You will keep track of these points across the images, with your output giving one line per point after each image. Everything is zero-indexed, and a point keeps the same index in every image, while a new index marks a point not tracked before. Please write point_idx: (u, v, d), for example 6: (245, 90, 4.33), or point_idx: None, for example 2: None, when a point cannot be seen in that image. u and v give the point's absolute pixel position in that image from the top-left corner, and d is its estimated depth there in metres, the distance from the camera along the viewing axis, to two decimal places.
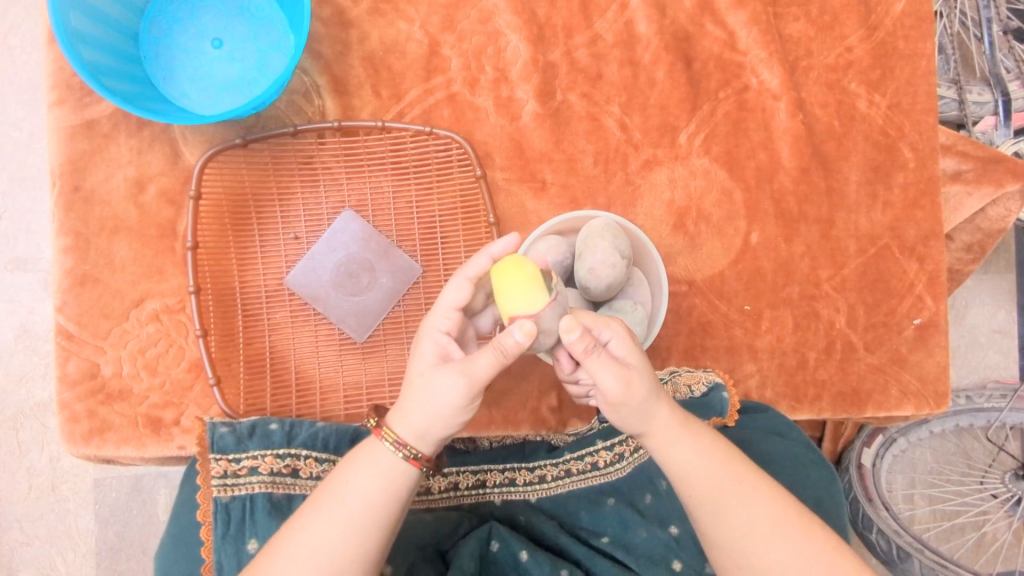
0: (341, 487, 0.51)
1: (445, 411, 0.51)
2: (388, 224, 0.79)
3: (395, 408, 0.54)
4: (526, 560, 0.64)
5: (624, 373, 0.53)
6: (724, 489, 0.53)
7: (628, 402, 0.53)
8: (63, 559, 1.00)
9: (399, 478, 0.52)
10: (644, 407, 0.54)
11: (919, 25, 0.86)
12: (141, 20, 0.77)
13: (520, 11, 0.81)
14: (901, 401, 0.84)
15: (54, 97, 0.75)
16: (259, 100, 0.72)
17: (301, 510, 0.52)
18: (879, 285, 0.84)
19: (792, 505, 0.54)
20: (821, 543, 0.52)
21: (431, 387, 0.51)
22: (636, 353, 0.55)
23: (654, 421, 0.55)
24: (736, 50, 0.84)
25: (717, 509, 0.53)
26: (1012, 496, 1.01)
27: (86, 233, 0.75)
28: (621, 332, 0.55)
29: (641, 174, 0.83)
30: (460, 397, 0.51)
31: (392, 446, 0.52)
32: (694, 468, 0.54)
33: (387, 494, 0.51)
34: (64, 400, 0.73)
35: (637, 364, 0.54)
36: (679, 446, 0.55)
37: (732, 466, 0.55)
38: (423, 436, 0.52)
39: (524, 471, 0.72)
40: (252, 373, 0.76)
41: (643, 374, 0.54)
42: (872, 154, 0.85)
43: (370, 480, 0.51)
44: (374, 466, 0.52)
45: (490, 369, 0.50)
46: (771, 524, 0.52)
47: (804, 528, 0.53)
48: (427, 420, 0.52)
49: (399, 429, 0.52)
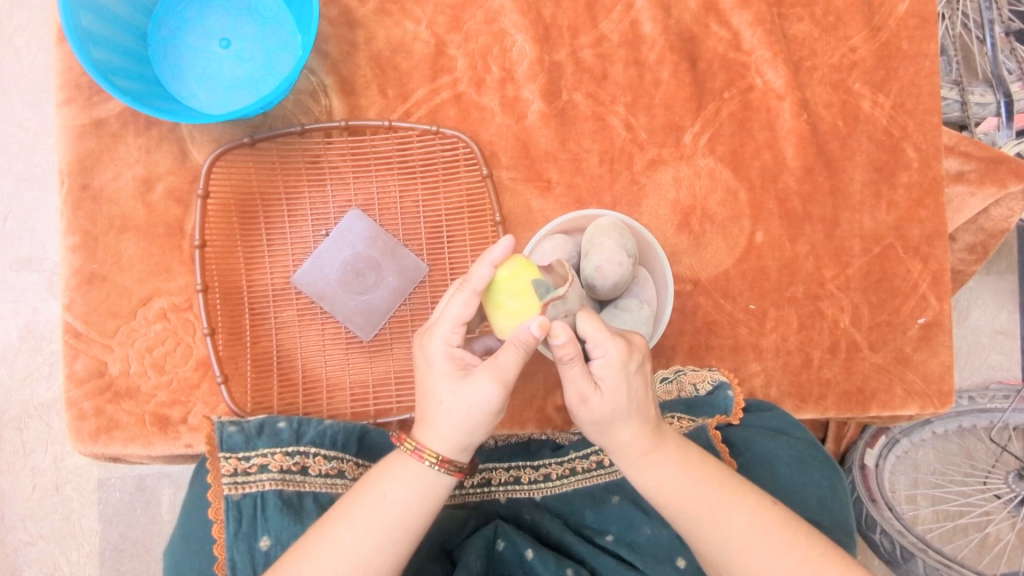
0: (376, 498, 0.52)
1: (481, 417, 0.52)
2: (394, 223, 0.79)
3: (423, 425, 0.54)
4: (531, 558, 0.64)
5: (590, 394, 0.53)
6: (696, 510, 0.54)
7: (587, 417, 0.54)
8: (67, 558, 1.00)
9: (434, 490, 0.53)
10: (607, 426, 0.55)
11: (923, 26, 0.86)
12: (149, 20, 0.77)
13: (526, 11, 0.82)
14: (905, 401, 0.84)
15: (63, 96, 0.75)
16: (267, 100, 0.72)
17: (333, 517, 0.52)
18: (882, 285, 0.85)
19: (773, 516, 0.54)
20: (803, 551, 0.53)
21: (462, 401, 0.52)
22: (618, 379, 0.53)
23: (620, 441, 0.55)
24: (740, 50, 0.84)
25: (689, 528, 0.54)
26: (1015, 496, 1.02)
27: (94, 231, 0.75)
28: (614, 357, 0.53)
29: (646, 174, 0.83)
30: (494, 403, 0.52)
31: (434, 463, 0.53)
32: (664, 488, 0.55)
33: (422, 506, 0.53)
34: (72, 397, 0.73)
35: (612, 389, 0.53)
36: (647, 465, 0.55)
37: (705, 485, 0.55)
38: (464, 447, 0.54)
39: (529, 469, 0.73)
40: (259, 371, 0.76)
41: (616, 397, 0.53)
42: (875, 154, 0.85)
43: (405, 493, 0.53)
44: (407, 478, 0.53)
45: (516, 367, 0.52)
46: (748, 540, 0.53)
47: (785, 537, 0.53)
48: (466, 434, 0.53)
49: (439, 447, 0.53)
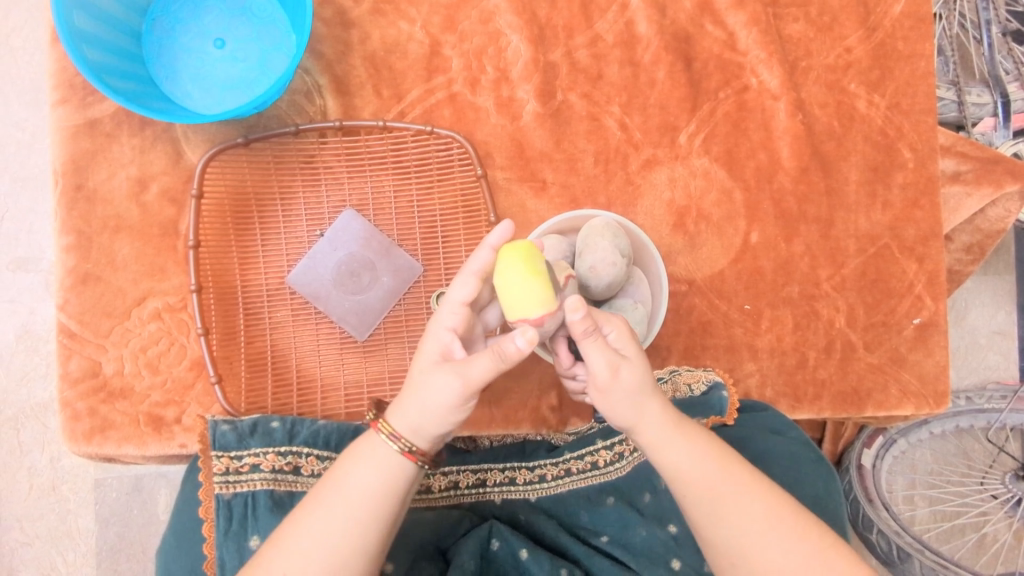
0: (341, 481, 0.53)
1: (439, 409, 0.52)
2: (389, 223, 0.79)
3: (397, 401, 0.55)
4: (526, 558, 0.64)
5: (619, 362, 0.53)
6: (720, 490, 0.54)
7: (614, 393, 0.54)
8: (64, 559, 1.00)
9: (397, 472, 0.53)
10: (637, 398, 0.54)
11: (918, 26, 0.86)
12: (144, 20, 0.77)
13: (521, 11, 0.82)
14: (900, 401, 0.84)
15: (57, 96, 0.75)
16: (261, 99, 0.72)
17: (303, 503, 0.53)
18: (878, 285, 0.85)
19: (787, 505, 0.54)
20: (819, 542, 0.52)
21: (429, 383, 0.52)
22: (635, 348, 0.55)
23: (644, 418, 0.55)
24: (736, 51, 0.84)
25: (713, 510, 0.53)
26: (1013, 496, 1.01)
27: (88, 232, 0.75)
28: (622, 326, 0.55)
29: (641, 174, 0.83)
30: (454, 399, 0.51)
31: (389, 439, 0.53)
32: (689, 469, 0.54)
33: (384, 486, 0.52)
34: (66, 398, 0.73)
35: (633, 358, 0.54)
36: (668, 445, 0.55)
37: (727, 466, 0.55)
38: (418, 430, 0.53)
39: (524, 470, 0.72)
40: (253, 371, 0.76)
41: (638, 366, 0.54)
42: (871, 154, 0.85)
43: (369, 474, 0.52)
44: (370, 460, 0.53)
45: (486, 376, 0.51)
46: (767, 524, 0.53)
47: (800, 525, 0.53)
48: (423, 419, 0.52)
49: (396, 422, 0.53)
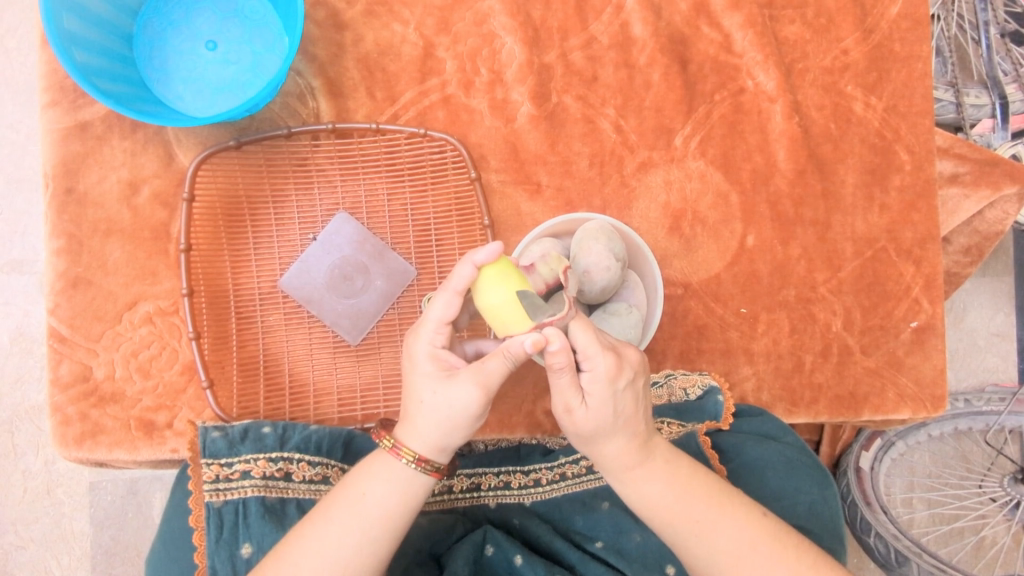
0: (356, 497, 0.52)
1: (463, 421, 0.52)
2: (382, 226, 0.79)
3: (405, 423, 0.54)
4: (520, 564, 0.63)
5: (576, 405, 0.52)
6: (685, 523, 0.54)
7: (572, 426, 0.53)
8: (58, 562, 1.00)
9: (412, 489, 0.53)
10: (594, 437, 0.54)
11: (915, 28, 0.86)
12: (135, 22, 0.76)
13: (515, 12, 0.81)
14: (897, 404, 0.83)
15: (48, 99, 0.75)
16: (253, 102, 0.72)
17: (313, 517, 0.52)
18: (875, 288, 0.84)
19: (764, 530, 0.54)
20: (793, 567, 0.52)
21: (445, 401, 0.52)
22: (605, 396, 0.51)
23: (606, 452, 0.54)
24: (731, 52, 0.84)
25: (676, 542, 0.54)
26: (1011, 499, 1.00)
27: (79, 235, 0.74)
28: (601, 372, 0.51)
29: (636, 177, 0.83)
30: (476, 406, 0.51)
31: (412, 462, 0.53)
32: (651, 501, 0.54)
33: (401, 505, 0.52)
34: (57, 402, 0.72)
35: (597, 405, 0.52)
36: (633, 478, 0.55)
37: (695, 499, 0.54)
38: (444, 447, 0.53)
39: (519, 474, 0.72)
40: (245, 375, 0.75)
41: (602, 412, 0.52)
42: (868, 156, 0.85)
43: (384, 491, 0.52)
44: (385, 476, 0.53)
45: (502, 375, 0.51)
46: (736, 556, 0.52)
47: (775, 553, 0.53)
48: (448, 434, 0.52)
49: (419, 446, 0.53)
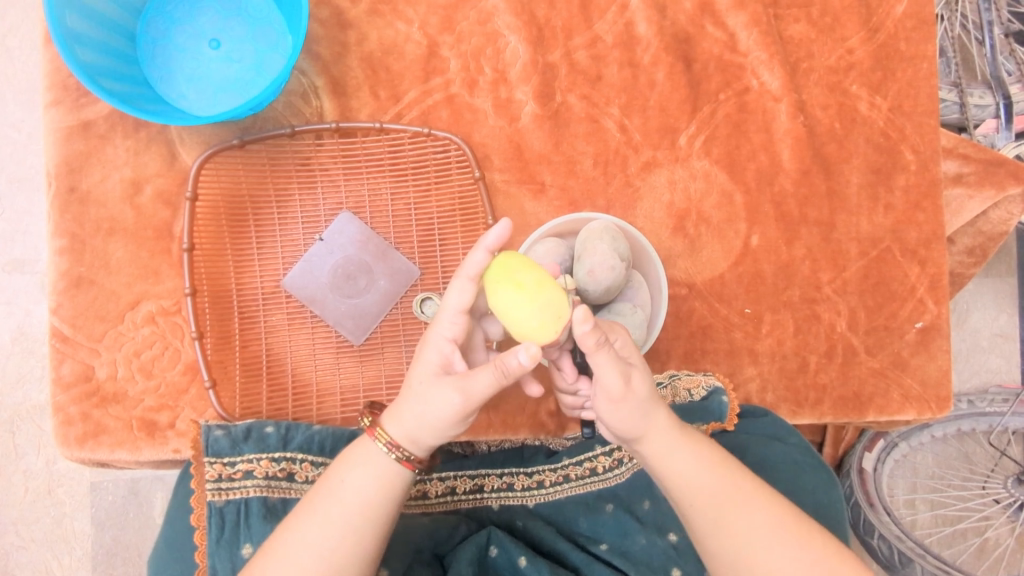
0: (336, 486, 0.52)
1: (439, 422, 0.52)
2: (385, 226, 0.79)
3: (392, 410, 0.54)
4: (525, 566, 0.62)
5: (620, 380, 0.52)
6: (719, 499, 0.53)
7: (615, 408, 0.53)
8: (59, 562, 0.99)
9: (392, 478, 0.52)
10: (634, 415, 0.53)
11: (920, 27, 0.85)
12: (138, 21, 0.76)
13: (519, 11, 0.81)
14: (902, 405, 0.83)
15: (50, 97, 0.75)
16: (257, 101, 0.71)
17: (296, 512, 0.52)
18: (880, 289, 0.84)
19: (787, 512, 0.53)
20: (820, 550, 0.52)
21: (428, 397, 0.51)
22: (637, 365, 0.54)
23: (645, 430, 0.54)
24: (736, 52, 0.84)
25: (709, 526, 0.53)
26: (1014, 501, 1.00)
27: (81, 234, 0.74)
28: (626, 341, 0.55)
29: (641, 176, 0.83)
30: (456, 412, 0.51)
31: (386, 447, 0.52)
32: (688, 478, 0.54)
33: (382, 495, 0.52)
34: (58, 402, 0.72)
35: (635, 376, 0.53)
36: (669, 454, 0.54)
37: (725, 474, 0.54)
38: (417, 439, 0.52)
39: (522, 475, 0.71)
40: (248, 376, 0.75)
41: (643, 378, 0.53)
42: (873, 156, 0.84)
43: (365, 480, 0.52)
44: (366, 463, 0.52)
45: (488, 391, 0.50)
46: (767, 533, 0.52)
47: (802, 537, 0.52)
48: (423, 429, 0.52)
49: (394, 432, 0.52)
